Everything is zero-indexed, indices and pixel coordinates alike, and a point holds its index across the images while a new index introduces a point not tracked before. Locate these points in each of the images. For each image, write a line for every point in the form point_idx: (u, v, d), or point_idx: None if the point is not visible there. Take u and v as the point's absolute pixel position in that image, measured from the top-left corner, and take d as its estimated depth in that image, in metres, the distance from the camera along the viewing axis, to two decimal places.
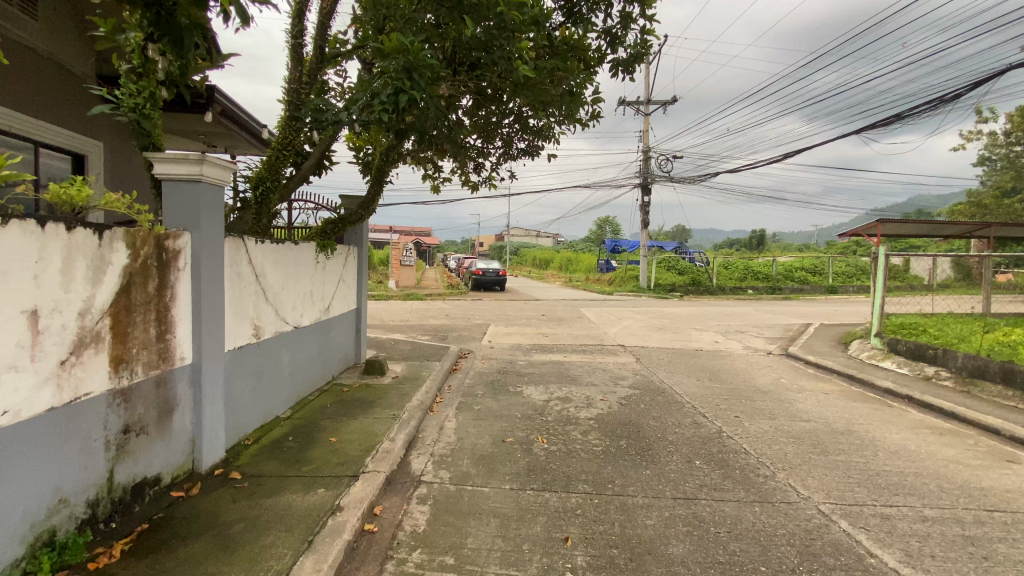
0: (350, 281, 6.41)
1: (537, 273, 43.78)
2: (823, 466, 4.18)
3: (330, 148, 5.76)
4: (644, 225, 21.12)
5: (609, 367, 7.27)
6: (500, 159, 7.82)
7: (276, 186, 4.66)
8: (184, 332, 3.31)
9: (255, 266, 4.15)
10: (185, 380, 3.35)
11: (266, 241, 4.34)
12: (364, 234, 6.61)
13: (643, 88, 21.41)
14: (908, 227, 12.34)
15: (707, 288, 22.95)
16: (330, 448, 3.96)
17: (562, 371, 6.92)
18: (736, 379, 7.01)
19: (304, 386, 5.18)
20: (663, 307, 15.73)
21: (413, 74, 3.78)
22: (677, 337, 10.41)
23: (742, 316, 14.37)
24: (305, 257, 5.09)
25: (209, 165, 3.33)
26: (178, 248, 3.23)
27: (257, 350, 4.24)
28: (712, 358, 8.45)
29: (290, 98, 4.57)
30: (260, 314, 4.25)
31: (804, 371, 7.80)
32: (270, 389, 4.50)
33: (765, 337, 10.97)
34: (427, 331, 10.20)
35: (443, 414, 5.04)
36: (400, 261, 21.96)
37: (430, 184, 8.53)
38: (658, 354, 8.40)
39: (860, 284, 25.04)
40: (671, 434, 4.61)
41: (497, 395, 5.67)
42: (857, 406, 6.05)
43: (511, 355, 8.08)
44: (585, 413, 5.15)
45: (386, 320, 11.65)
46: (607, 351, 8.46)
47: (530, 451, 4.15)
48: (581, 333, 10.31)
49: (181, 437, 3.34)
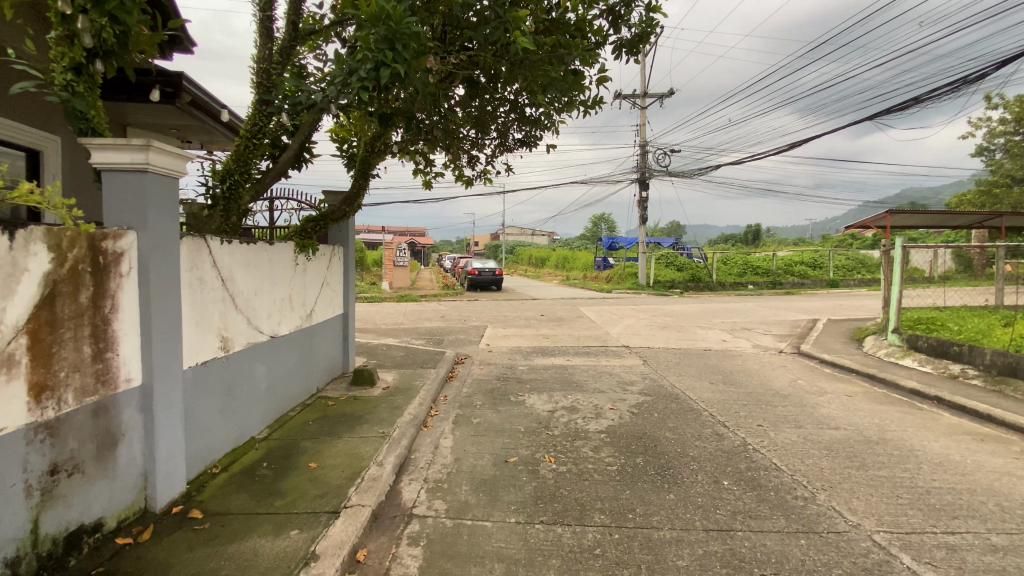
0: (336, 284, 5.94)
1: (533, 272, 43.30)
2: (866, 484, 3.72)
3: (310, 138, 5.25)
4: (642, 221, 20.66)
5: (616, 371, 6.81)
6: (495, 151, 7.34)
7: (247, 180, 4.13)
8: (130, 350, 2.82)
9: (220, 270, 3.65)
10: (133, 405, 2.86)
11: (234, 241, 3.84)
12: (350, 233, 6.13)
13: (640, 81, 20.92)
14: (918, 218, 11.93)
15: (707, 284, 22.53)
16: (309, 476, 3.47)
17: (565, 376, 6.45)
18: (752, 382, 6.55)
19: (284, 402, 4.69)
20: (664, 305, 15.29)
21: (396, 45, 3.28)
22: (684, 336, 9.96)
23: (746, 312, 13.95)
24: (283, 258, 4.60)
25: (156, 152, 2.83)
26: (120, 250, 2.73)
27: (226, 365, 3.75)
28: (723, 359, 8.00)
29: (259, 79, 4.06)
30: (228, 324, 3.75)
31: (821, 371, 7.36)
32: (244, 408, 4.01)
33: (774, 334, 10.54)
34: (422, 335, 9.71)
35: (438, 429, 4.56)
36: (393, 261, 21.42)
37: (422, 179, 8.05)
38: (665, 355, 7.94)
39: (862, 277, 24.72)
40: (692, 448, 4.16)
41: (498, 406, 5.19)
42: (885, 410, 5.61)
43: (511, 359, 7.60)
44: (594, 425, 4.68)
45: (378, 323, 11.15)
46: (612, 353, 7.99)
47: (537, 473, 3.68)
48: (583, 333, 9.85)
49: (129, 473, 2.84)
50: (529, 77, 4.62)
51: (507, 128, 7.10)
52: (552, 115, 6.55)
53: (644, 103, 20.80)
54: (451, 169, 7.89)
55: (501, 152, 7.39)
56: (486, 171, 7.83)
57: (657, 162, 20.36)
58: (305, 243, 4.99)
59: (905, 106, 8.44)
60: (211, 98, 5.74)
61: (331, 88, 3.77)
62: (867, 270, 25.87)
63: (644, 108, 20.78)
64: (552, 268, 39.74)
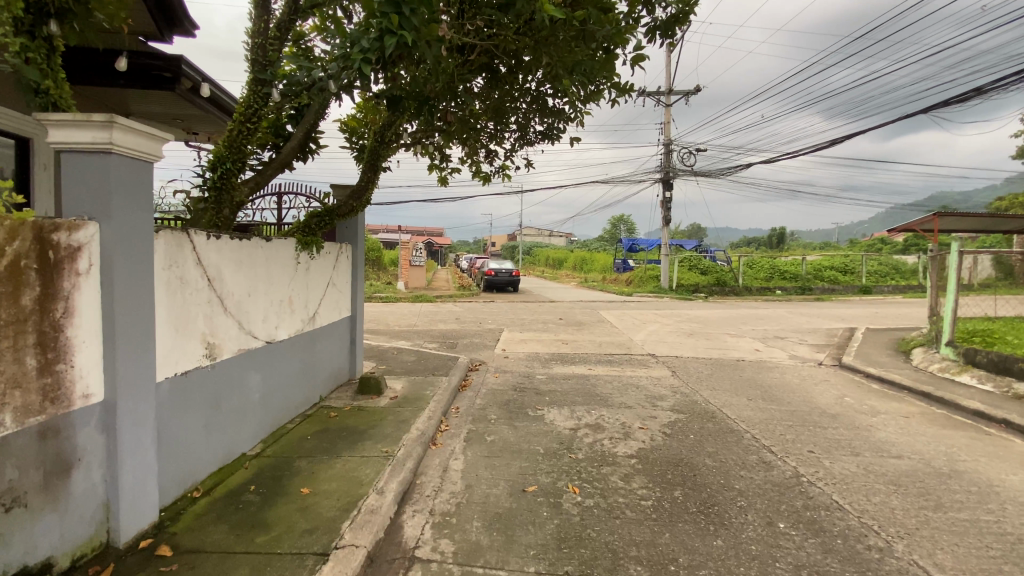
0: (343, 284, 5.52)
1: (551, 274, 42.68)
2: (949, 530, 3.15)
3: (316, 127, 4.85)
4: (665, 222, 19.99)
5: (642, 383, 6.27)
6: (514, 146, 6.88)
7: (242, 169, 3.73)
8: (89, 361, 2.42)
9: (206, 269, 3.25)
10: (92, 424, 2.46)
11: (224, 237, 3.44)
12: (360, 229, 5.72)
13: (665, 77, 20.25)
14: (968, 221, 11.09)
15: (732, 288, 21.72)
16: (299, 506, 3.03)
17: (588, 388, 5.94)
18: (795, 399, 5.96)
19: (282, 413, 4.29)
20: (689, 310, 14.64)
21: (403, 9, 2.85)
22: (713, 344, 9.37)
23: (777, 319, 13.22)
24: (283, 256, 4.20)
25: (121, 131, 2.44)
26: (76, 244, 2.34)
27: (211, 375, 3.35)
28: (758, 371, 7.40)
29: (254, 56, 3.65)
30: (215, 330, 3.35)
31: (868, 387, 6.71)
32: (233, 423, 3.61)
33: (810, 344, 9.85)
34: (436, 338, 9.29)
35: (449, 449, 4.09)
36: (409, 261, 21.09)
37: (437, 175, 7.64)
38: (696, 367, 7.37)
39: (896, 284, 23.60)
40: (736, 481, 3.62)
41: (515, 422, 4.71)
42: (951, 435, 4.97)
43: (528, 367, 7.11)
44: (623, 447, 4.16)
45: (391, 325, 10.77)
46: (637, 362, 7.45)
47: (560, 507, 3.19)
48: (605, 340, 9.30)
49: (87, 503, 2.45)
50: (555, 57, 4.20)
51: (528, 121, 6.63)
52: (577, 105, 6.08)
53: (669, 100, 20.10)
54: (468, 164, 7.46)
55: (522, 147, 6.92)
56: (504, 167, 7.37)
57: (682, 162, 19.64)
58: (308, 240, 4.57)
59: (964, 99, 7.73)
60: (200, 74, 5.13)
61: (331, 66, 3.37)
62: (902, 276, 24.72)
63: (669, 105, 20.10)
64: (570, 270, 39.11)
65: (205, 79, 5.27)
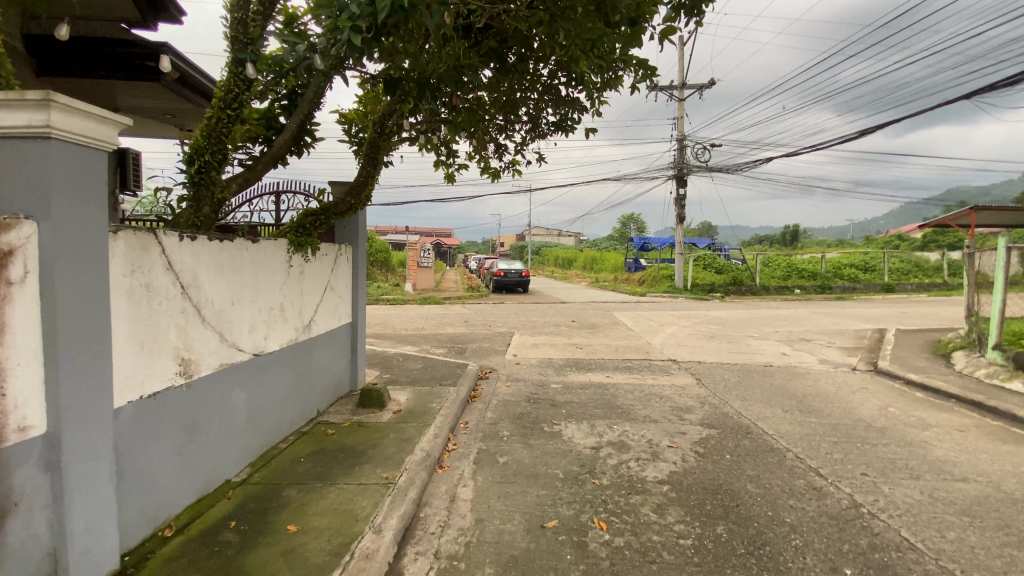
0: (344, 289, 5.11)
1: (561, 274, 42.16)
2: None
3: (311, 118, 4.45)
4: (678, 220, 19.43)
5: (666, 393, 5.80)
6: (525, 140, 6.46)
7: (223, 161, 3.30)
8: (27, 387, 2.03)
9: (180, 275, 2.85)
10: (33, 462, 2.06)
11: (202, 237, 3.03)
12: (361, 228, 5.32)
13: (679, 71, 19.66)
14: (1007, 216, 10.44)
15: (748, 288, 21.10)
16: (283, 549, 2.61)
17: (608, 399, 5.48)
18: (835, 411, 5.45)
19: (273, 432, 3.89)
20: (707, 311, 14.10)
21: None
22: (736, 348, 8.85)
23: (799, 320, 12.64)
24: (274, 260, 3.80)
25: (62, 112, 2.04)
26: (8, 247, 1.94)
27: (187, 394, 2.95)
28: (789, 378, 6.89)
29: (235, 33, 3.22)
30: (190, 343, 2.94)
31: (912, 396, 6.18)
32: (214, 447, 3.21)
33: (839, 347, 9.29)
34: (444, 342, 8.88)
35: (456, 473, 3.66)
36: (417, 262, 20.73)
37: (444, 171, 7.25)
38: (721, 374, 6.87)
39: (919, 281, 22.80)
40: (786, 513, 3.16)
41: (530, 439, 4.27)
42: (1016, 453, 4.44)
43: (542, 374, 6.67)
44: (652, 471, 3.70)
45: (398, 328, 10.38)
46: (658, 369, 6.97)
47: (585, 547, 2.75)
48: (622, 344, 8.83)
49: (27, 556, 2.05)
50: (572, 32, 3.78)
51: (540, 114, 6.19)
52: (592, 93, 5.63)
53: (682, 95, 19.54)
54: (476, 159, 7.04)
55: (533, 141, 6.48)
56: (515, 162, 6.93)
57: (696, 158, 19.05)
58: (302, 241, 4.16)
59: (1010, 82, 7.15)
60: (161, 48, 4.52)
61: (320, 39, 2.97)
62: (925, 273, 23.89)
63: (682, 99, 19.53)
64: (581, 269, 38.56)
65: (168, 53, 4.63)
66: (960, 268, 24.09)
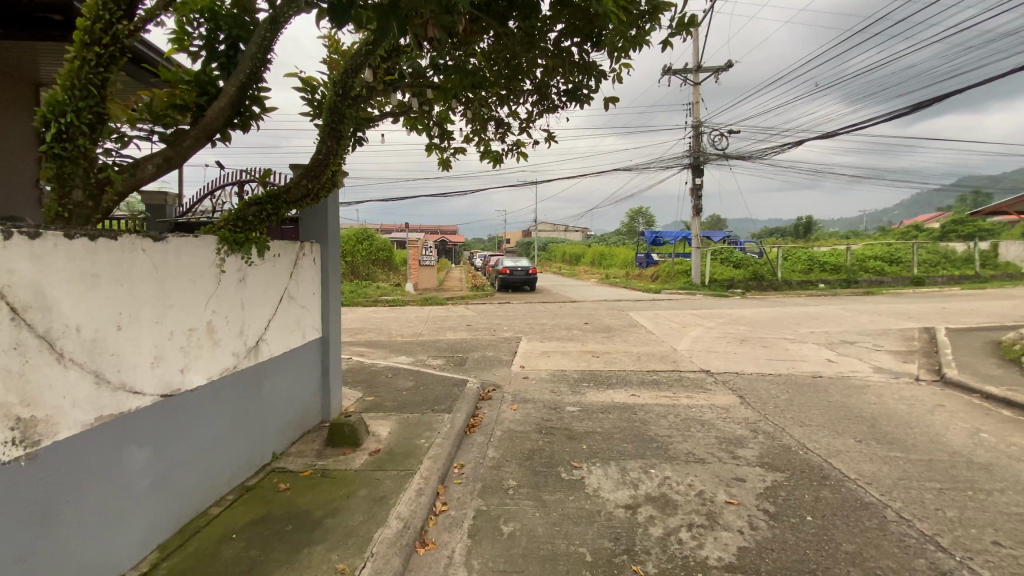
0: (309, 298, 4.11)
1: (569, 269, 41.02)
2: None
3: (256, 80, 3.47)
4: (694, 212, 18.30)
5: (708, 418, 4.76)
6: (531, 115, 5.41)
7: (99, 124, 2.34)
8: None
9: (9, 293, 1.85)
10: None
11: (57, 235, 2.04)
12: (332, 222, 4.32)
13: (694, 52, 18.41)
14: None
15: (769, 283, 19.93)
16: None
17: (637, 429, 4.44)
18: (920, 441, 4.36)
19: (200, 494, 2.92)
20: (730, 310, 12.97)
21: None
22: (774, 354, 7.78)
23: (835, 319, 11.52)
24: (195, 265, 2.82)
25: None
26: None
27: (30, 471, 1.97)
28: (846, 393, 5.80)
29: None
30: (33, 393, 1.96)
31: (1005, 416, 5.08)
32: (90, 534, 2.24)
33: (890, 351, 8.17)
34: (444, 351, 7.89)
35: (443, 556, 2.65)
36: (419, 260, 19.76)
37: (439, 156, 6.28)
38: (766, 389, 5.81)
39: (950, 273, 21.48)
40: None
41: (543, 494, 3.26)
42: None
43: (555, 391, 5.64)
44: (713, 550, 2.67)
45: (394, 334, 9.41)
46: (691, 384, 5.94)
47: None
48: (644, 351, 7.78)
49: None
50: None
51: (549, 84, 5.11)
52: (613, 50, 4.51)
53: (697, 78, 18.37)
54: (474, 141, 6.02)
55: (541, 116, 5.42)
56: (519, 143, 5.90)
57: (714, 145, 17.89)
58: (241, 239, 3.17)
59: None
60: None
61: None
62: (954, 265, 22.57)
63: (697, 83, 18.37)
64: (589, 265, 37.41)
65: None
66: (992, 259, 22.72)
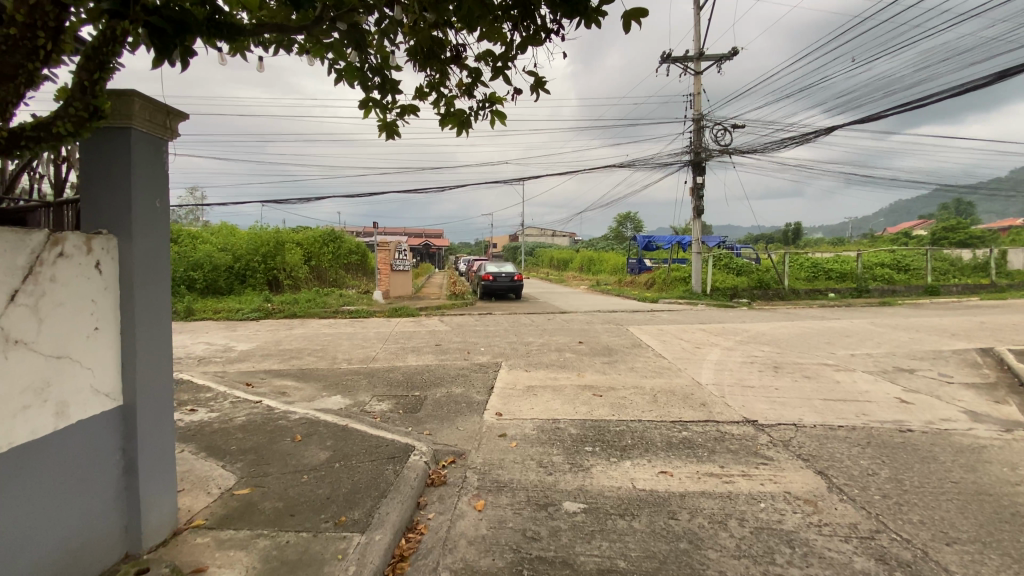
0: (81, 340, 2.17)
1: (556, 275, 39.19)
2: None
3: None
4: (694, 213, 16.66)
5: (795, 532, 2.88)
6: (511, 44, 3.53)
7: None
8: None
9: None
10: None
11: None
12: (144, 198, 2.40)
13: (695, 37, 16.67)
14: None
15: (775, 293, 18.30)
16: None
17: (686, 564, 2.55)
18: None
19: None
20: (745, 324, 11.24)
21: None
22: (827, 392, 5.96)
23: (871, 337, 9.79)
24: None
25: None
26: None
27: None
28: (965, 463, 3.97)
29: None
30: None
31: None
32: None
33: (970, 386, 6.40)
34: (396, 387, 5.93)
35: None
36: (392, 265, 17.79)
37: (381, 117, 4.42)
38: (851, 458, 3.96)
39: (963, 282, 20.12)
40: None
41: None
42: None
43: (544, 465, 3.72)
44: None
45: (340, 359, 7.42)
46: (741, 449, 4.07)
47: None
48: (661, 387, 5.90)
49: None
50: None
51: None
52: None
53: (698, 68, 16.74)
54: (429, 96, 4.19)
55: (525, 49, 3.55)
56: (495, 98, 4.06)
57: (718, 140, 16.22)
58: None
59: None
60: None
61: None
62: (964, 273, 21.29)
63: (698, 73, 16.76)
64: (578, 270, 35.67)
65: None
66: (1005, 267, 21.43)
